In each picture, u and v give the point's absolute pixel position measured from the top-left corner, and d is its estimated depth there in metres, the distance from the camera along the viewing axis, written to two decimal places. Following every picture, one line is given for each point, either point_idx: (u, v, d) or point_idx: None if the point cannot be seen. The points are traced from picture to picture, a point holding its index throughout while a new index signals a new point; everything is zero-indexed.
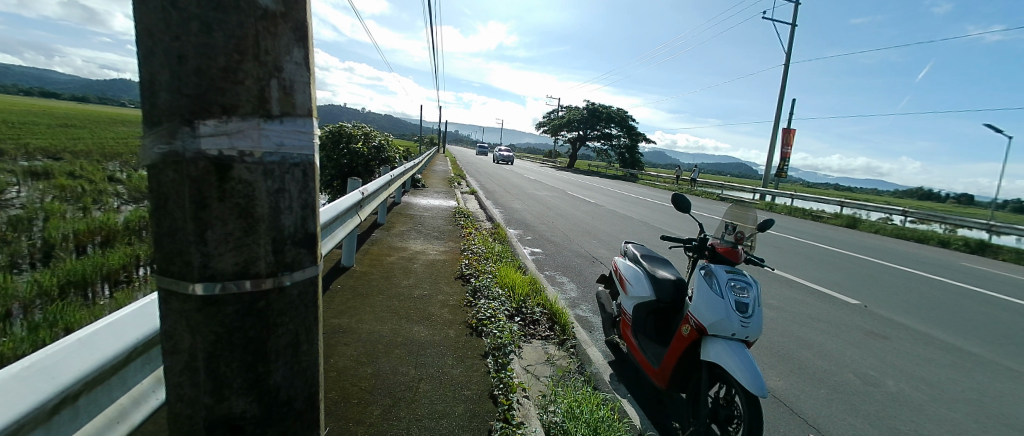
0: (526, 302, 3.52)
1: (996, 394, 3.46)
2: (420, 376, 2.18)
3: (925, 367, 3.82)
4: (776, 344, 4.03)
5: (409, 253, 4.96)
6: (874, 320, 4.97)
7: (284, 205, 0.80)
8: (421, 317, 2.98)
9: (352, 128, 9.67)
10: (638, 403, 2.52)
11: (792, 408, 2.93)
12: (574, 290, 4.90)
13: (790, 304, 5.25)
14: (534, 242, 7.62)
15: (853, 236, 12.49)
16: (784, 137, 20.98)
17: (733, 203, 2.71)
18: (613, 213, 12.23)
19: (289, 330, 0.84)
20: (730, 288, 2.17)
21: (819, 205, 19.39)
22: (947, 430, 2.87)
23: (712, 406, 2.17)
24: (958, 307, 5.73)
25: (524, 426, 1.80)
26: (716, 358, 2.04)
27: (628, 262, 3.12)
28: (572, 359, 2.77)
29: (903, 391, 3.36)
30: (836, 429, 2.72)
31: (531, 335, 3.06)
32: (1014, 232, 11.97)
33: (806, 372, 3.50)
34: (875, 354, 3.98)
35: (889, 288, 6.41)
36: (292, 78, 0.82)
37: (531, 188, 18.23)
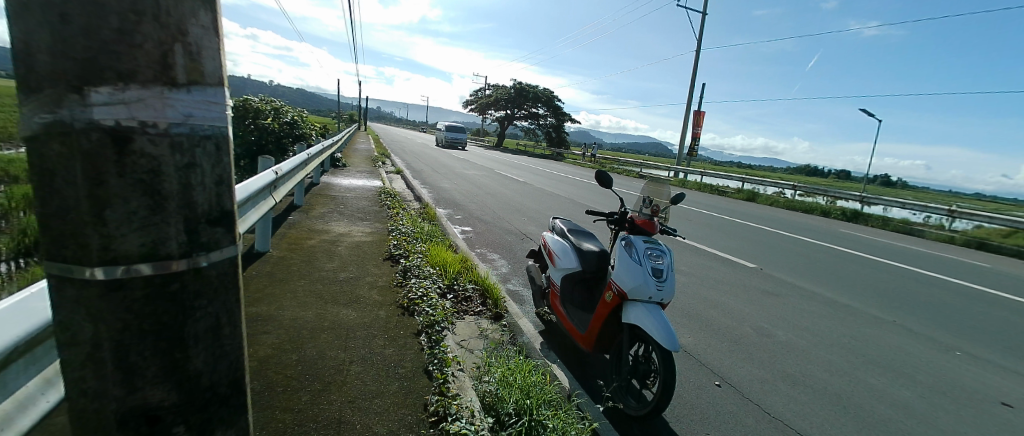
0: (458, 279, 3.55)
1: (860, 337, 4.21)
2: (351, 358, 2.13)
3: (806, 318, 4.51)
4: (689, 306, 4.49)
5: (331, 236, 4.71)
6: (767, 280, 5.73)
7: (196, 181, 0.75)
8: (348, 300, 2.89)
9: (259, 102, 8.77)
10: (567, 367, 2.68)
11: (700, 360, 3.32)
12: (505, 266, 5.03)
13: (698, 269, 5.87)
14: (464, 221, 7.65)
15: (752, 208, 14.16)
16: (695, 120, 22.83)
17: (650, 179, 2.91)
18: (542, 191, 12.60)
19: (209, 313, 0.80)
20: (647, 253, 2.37)
21: (725, 182, 21.59)
22: (825, 370, 3.43)
23: (632, 361, 2.37)
24: (832, 267, 6.79)
25: (459, 397, 1.85)
26: (636, 320, 2.23)
27: (556, 237, 3.26)
28: (505, 331, 2.87)
29: (790, 339, 3.95)
30: (736, 376, 3.14)
31: (463, 311, 3.09)
32: (879, 202, 14.25)
33: (714, 328, 3.96)
34: (768, 310, 4.61)
35: (781, 253, 7.37)
36: (200, 44, 0.76)
37: (460, 167, 18.13)
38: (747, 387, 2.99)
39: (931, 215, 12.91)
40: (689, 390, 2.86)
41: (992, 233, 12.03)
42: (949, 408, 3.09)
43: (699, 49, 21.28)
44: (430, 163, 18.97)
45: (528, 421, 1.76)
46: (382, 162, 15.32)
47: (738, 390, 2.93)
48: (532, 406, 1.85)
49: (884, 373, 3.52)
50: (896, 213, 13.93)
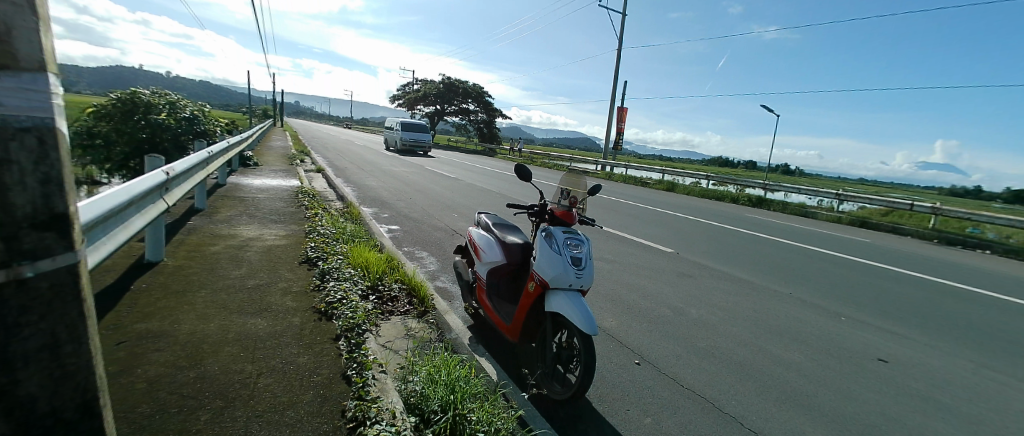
0: (382, 279, 3.47)
1: (760, 309, 4.72)
2: (260, 370, 2.00)
3: (715, 296, 4.96)
4: (612, 291, 4.74)
5: (238, 241, 4.35)
6: (682, 263, 6.21)
7: (12, 181, 0.72)
8: (256, 308, 2.69)
9: (150, 95, 7.72)
10: (495, 359, 2.72)
11: (623, 342, 3.52)
12: (434, 263, 4.98)
13: (621, 256, 6.22)
14: (390, 219, 7.45)
15: (672, 197, 15.27)
16: (620, 115, 24.21)
17: (568, 171, 3.02)
18: (473, 187, 12.64)
19: (41, 329, 0.80)
20: (566, 242, 2.46)
21: (649, 174, 23.10)
22: (732, 341, 3.80)
23: (556, 347, 2.46)
24: (739, 248, 7.52)
25: (380, 399, 1.80)
26: (558, 307, 2.32)
27: (482, 232, 3.28)
28: (432, 329, 2.85)
29: (701, 316, 4.32)
30: (655, 354, 3.36)
31: (389, 312, 3.02)
32: (781, 189, 16.01)
33: (635, 311, 4.22)
34: (683, 290, 5.00)
35: (696, 238, 8.01)
36: (10, 23, 0.71)
37: (387, 164, 17.60)
38: (663, 363, 3.23)
39: (821, 199, 14.78)
40: (612, 370, 3.02)
41: (866, 212, 14.08)
42: (832, 366, 3.58)
43: (619, 49, 22.55)
44: (356, 161, 18.07)
45: (453, 415, 1.77)
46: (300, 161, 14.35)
47: (656, 367, 3.15)
48: (456, 400, 1.85)
49: (780, 340, 3.97)
50: (794, 198, 15.74)
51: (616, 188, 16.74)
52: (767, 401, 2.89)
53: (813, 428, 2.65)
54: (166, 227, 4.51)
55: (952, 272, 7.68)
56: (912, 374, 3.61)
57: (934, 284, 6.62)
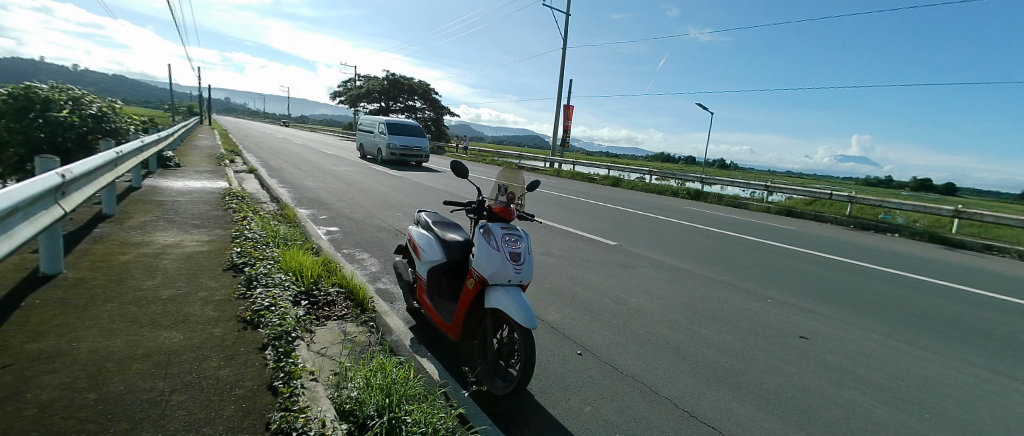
0: (318, 284, 3.55)
1: (694, 295, 5.04)
2: (174, 387, 1.88)
3: (652, 284, 5.25)
4: (556, 286, 4.87)
5: (153, 248, 4.07)
6: (622, 254, 6.51)
7: None
8: (171, 321, 2.56)
9: (48, 90, 7.11)
10: (436, 358, 2.74)
11: (568, 334, 3.62)
12: (375, 264, 4.94)
13: (562, 251, 6.43)
14: (329, 221, 7.26)
15: (617, 193, 15.94)
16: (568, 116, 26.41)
17: (505, 167, 3.06)
18: (419, 186, 12.56)
19: None
20: (505, 238, 2.48)
21: (596, 170, 23.98)
22: (670, 327, 4.02)
23: (497, 344, 2.49)
24: (677, 239, 7.97)
25: (309, 409, 1.72)
26: (498, 303, 2.33)
27: (422, 230, 3.26)
28: (372, 332, 2.94)
29: (640, 304, 4.55)
30: (597, 343, 3.49)
31: (326, 317, 3.08)
32: (717, 182, 17.13)
33: (578, 303, 4.37)
34: (622, 281, 5.25)
35: (637, 231, 8.40)
36: None
37: (328, 164, 17.04)
38: (604, 351, 3.35)
39: (754, 190, 15.98)
40: (556, 362, 3.11)
41: (792, 202, 15.41)
42: (758, 344, 3.89)
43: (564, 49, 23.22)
44: (296, 161, 17.22)
45: (388, 418, 1.74)
46: (229, 162, 13.45)
47: (597, 356, 3.27)
48: (392, 403, 1.83)
49: (713, 324, 4.24)
50: (729, 190, 16.90)
51: (565, 185, 17.23)
52: (699, 380, 3.09)
53: (739, 403, 2.87)
54: (66, 236, 4.09)
55: (860, 253, 8.58)
56: (826, 347, 4.00)
57: (845, 264, 7.37)
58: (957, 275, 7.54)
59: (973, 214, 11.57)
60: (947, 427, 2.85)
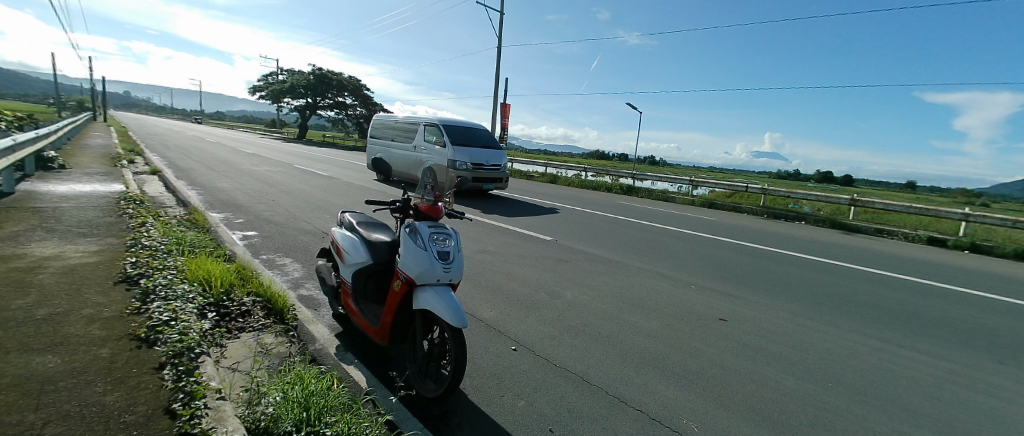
0: (230, 294, 3.46)
1: (622, 285, 5.39)
2: (48, 418, 1.71)
3: (583, 278, 5.55)
4: (492, 287, 4.97)
5: (26, 262, 3.61)
6: (555, 251, 6.79)
7: None
8: (46, 344, 2.34)
9: None
10: (364, 365, 2.80)
11: (502, 331, 3.75)
12: (298, 270, 4.85)
13: (494, 251, 6.62)
14: (247, 225, 6.86)
15: (554, 190, 16.53)
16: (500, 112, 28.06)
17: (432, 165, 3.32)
18: (349, 186, 12.25)
19: None
20: (431, 237, 2.50)
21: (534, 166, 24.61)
22: (601, 318, 4.26)
23: (427, 345, 2.56)
24: (608, 234, 8.45)
25: (215, 430, 1.64)
26: (425, 303, 2.35)
27: (347, 233, 3.35)
28: (293, 341, 2.98)
29: (573, 298, 4.79)
30: (531, 338, 3.64)
31: (241, 328, 3.03)
32: (647, 178, 18.29)
33: (513, 301, 4.53)
34: (553, 277, 5.50)
35: (571, 227, 8.80)
36: None
37: (247, 165, 15.96)
38: (538, 346, 3.49)
39: (681, 185, 17.24)
40: (490, 359, 3.20)
41: (714, 196, 16.75)
42: (681, 327, 4.21)
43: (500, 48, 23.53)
44: (210, 162, 15.81)
45: (306, 432, 1.70)
46: (126, 163, 12.04)
47: (531, 351, 3.41)
48: (311, 416, 1.79)
49: (641, 311, 4.55)
50: (659, 185, 18.10)
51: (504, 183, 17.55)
52: (627, 366, 3.30)
53: (664, 385, 3.09)
54: None
55: (768, 238, 9.62)
56: (739, 326, 4.43)
57: (756, 249, 8.21)
58: (846, 255, 8.65)
59: (865, 202, 13.25)
60: (838, 391, 3.26)
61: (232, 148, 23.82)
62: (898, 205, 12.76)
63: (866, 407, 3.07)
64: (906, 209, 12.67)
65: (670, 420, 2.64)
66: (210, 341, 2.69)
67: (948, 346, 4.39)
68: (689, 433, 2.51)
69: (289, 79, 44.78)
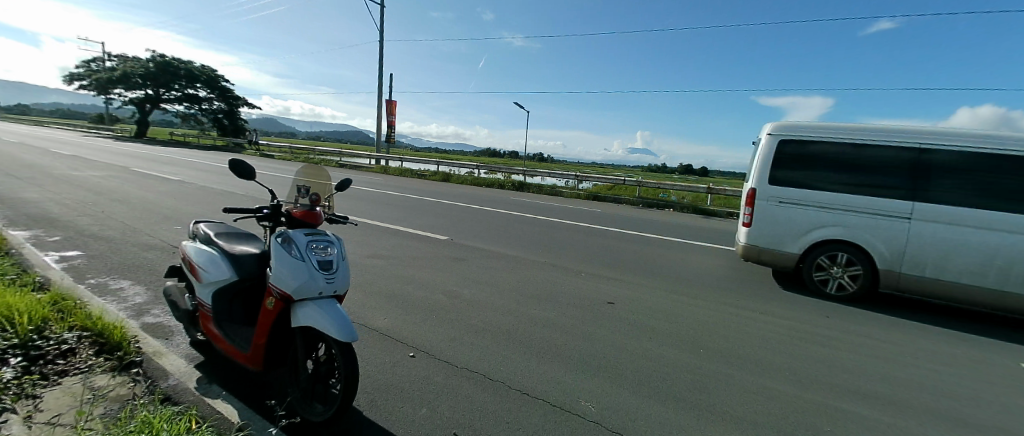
0: (44, 331, 2.79)
1: (518, 278, 5.68)
2: None
3: (481, 275, 5.72)
4: (389, 295, 4.79)
5: None
6: (451, 252, 6.85)
7: None
8: None
9: None
10: (235, 396, 2.52)
11: (398, 339, 3.68)
12: (144, 293, 4.09)
13: (389, 256, 6.44)
14: (65, 242, 5.55)
15: (449, 191, 16.63)
16: (387, 108, 27.47)
17: (305, 167, 3.17)
18: (213, 192, 10.70)
19: None
20: (311, 251, 2.42)
21: (427, 165, 24.31)
22: (500, 313, 4.44)
23: (313, 364, 2.39)
24: (504, 232, 8.82)
25: None
26: (307, 320, 2.25)
27: (204, 248, 2.95)
28: (138, 381, 2.53)
29: (471, 296, 4.90)
30: (428, 343, 3.64)
31: (62, 372, 2.47)
32: (538, 174, 19.45)
33: (409, 307, 4.47)
34: (450, 277, 5.56)
35: (468, 229, 8.99)
36: None
37: (62, 169, 12.85)
38: (436, 350, 3.51)
39: (568, 180, 18.82)
40: (386, 370, 3.12)
41: (597, 189, 18.41)
42: (576, 315, 4.54)
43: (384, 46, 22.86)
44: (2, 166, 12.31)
45: None
46: None
47: (429, 355, 3.41)
48: None
49: (537, 302, 4.84)
50: (548, 182, 19.37)
51: (396, 187, 17.10)
52: (530, 359, 3.45)
53: (562, 370, 3.32)
54: None
55: (641, 225, 11.03)
56: (624, 307, 4.94)
57: (632, 237, 9.30)
58: (701, 235, 10.31)
59: (716, 191, 15.83)
60: (701, 353, 3.88)
61: (38, 148, 18.84)
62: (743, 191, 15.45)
63: (722, 364, 3.70)
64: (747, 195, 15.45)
65: (570, 404, 2.83)
66: (15, 395, 2.14)
67: (772, 305, 5.51)
68: (588, 414, 2.73)
69: (124, 66, 37.29)
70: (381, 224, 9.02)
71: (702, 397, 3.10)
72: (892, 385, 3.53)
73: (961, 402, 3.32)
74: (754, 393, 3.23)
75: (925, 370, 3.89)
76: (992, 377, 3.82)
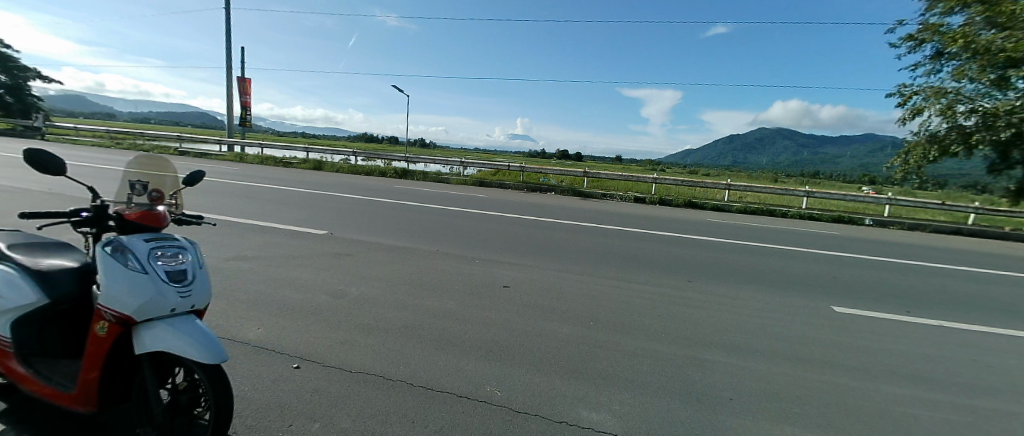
0: None
1: (411, 269, 5.59)
2: None
3: (371, 269, 5.48)
4: (264, 302, 4.25)
5: None
6: (335, 247, 6.42)
7: None
8: None
9: None
10: None
11: (277, 350, 3.32)
12: None
13: (259, 256, 5.73)
14: None
15: (325, 181, 15.33)
16: (241, 87, 23.79)
17: (140, 156, 2.62)
18: None
19: None
20: (155, 262, 2.02)
21: (295, 151, 21.93)
22: (396, 307, 4.33)
23: (169, 394, 2.06)
24: (391, 223, 8.54)
25: None
26: (156, 344, 1.91)
27: None
28: None
29: (362, 293, 4.67)
30: (315, 350, 3.36)
31: None
32: (421, 161, 19.16)
33: (290, 311, 4.07)
34: (336, 274, 5.20)
35: (352, 221, 8.47)
36: None
37: None
38: (326, 356, 3.26)
39: (452, 166, 18.97)
40: (265, 386, 2.81)
41: (482, 175, 18.85)
42: (473, 301, 4.65)
43: None
44: None
45: None
46: None
47: (317, 363, 3.16)
48: None
49: (433, 292, 4.84)
50: (432, 168, 19.25)
51: (259, 177, 15.07)
52: (432, 352, 3.44)
53: (464, 359, 3.39)
54: None
55: (526, 208, 11.74)
56: (517, 289, 5.23)
57: (520, 220, 9.84)
58: (578, 215, 11.42)
59: (589, 174, 17.59)
60: (587, 324, 4.35)
61: None
62: (611, 175, 17.44)
63: (604, 331, 4.21)
64: (616, 178, 17.41)
65: (475, 393, 2.92)
66: None
67: (636, 272, 6.45)
68: (494, 399, 2.86)
69: None
70: (244, 221, 7.86)
71: (590, 365, 3.49)
72: (724, 331, 4.48)
73: (770, 338, 4.36)
74: (630, 354, 3.77)
75: (744, 315, 5.01)
76: (787, 316, 5.11)
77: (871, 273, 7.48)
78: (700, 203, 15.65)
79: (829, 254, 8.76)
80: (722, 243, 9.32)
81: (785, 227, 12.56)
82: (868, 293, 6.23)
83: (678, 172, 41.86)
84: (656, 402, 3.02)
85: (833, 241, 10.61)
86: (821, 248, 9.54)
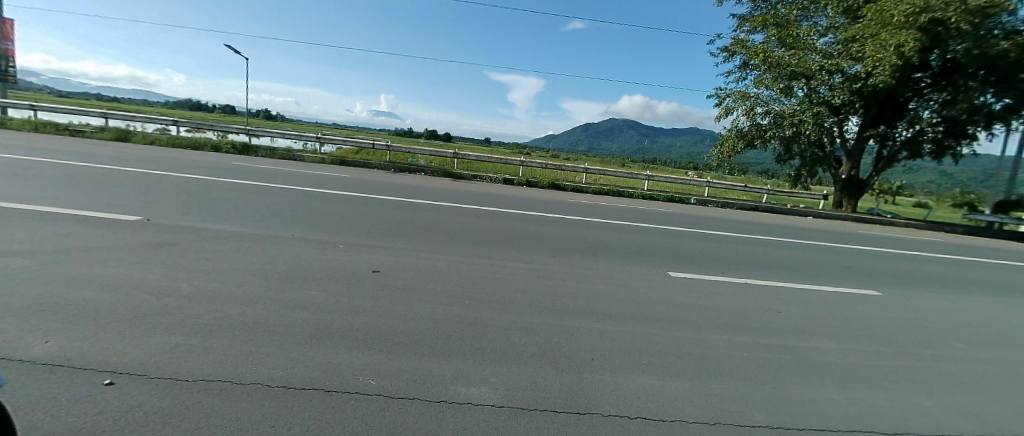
0: None
1: (263, 258, 4.96)
2: None
3: (209, 260, 4.68)
4: (49, 308, 3.31)
5: None
6: (155, 236, 5.28)
7: None
8: None
9: None
10: None
11: (73, 365, 2.65)
12: None
13: (31, 251, 4.37)
14: None
15: (134, 156, 12.31)
16: None
17: None
18: None
19: None
20: None
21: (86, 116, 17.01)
22: (245, 302, 3.82)
23: None
24: (231, 205, 7.42)
25: None
26: None
27: None
28: None
29: (199, 288, 4.00)
30: (132, 360, 2.78)
31: None
32: (266, 134, 16.90)
33: (90, 317, 3.26)
34: (159, 269, 4.31)
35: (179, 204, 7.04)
36: None
37: None
38: (151, 366, 2.74)
39: (306, 142, 17.17)
40: (57, 412, 2.24)
41: (343, 153, 17.45)
42: (342, 290, 4.36)
43: None
44: None
45: None
46: None
47: (138, 375, 2.63)
48: None
49: (292, 282, 4.40)
50: (280, 143, 17.11)
51: (25, 148, 11.34)
52: (295, 349, 3.16)
53: (333, 351, 3.21)
54: None
55: (396, 190, 11.32)
56: (390, 273, 5.08)
57: (391, 202, 9.45)
58: (451, 197, 11.48)
59: (462, 156, 17.70)
60: (461, 303, 4.49)
61: None
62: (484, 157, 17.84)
63: (477, 308, 4.41)
64: (489, 161, 17.91)
65: (347, 385, 2.81)
66: None
67: (506, 251, 6.84)
68: (369, 388, 2.80)
69: None
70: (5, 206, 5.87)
71: (465, 343, 3.64)
72: (580, 299, 5.10)
73: (615, 302, 5.14)
74: (502, 327, 4.04)
75: (597, 284, 5.78)
76: (630, 281, 6.06)
77: (691, 242, 9.30)
78: (565, 185, 17.19)
79: (663, 228, 10.56)
80: (582, 220, 10.47)
81: (632, 206, 14.68)
82: (688, 260, 7.76)
83: (546, 157, 45.03)
84: (526, 369, 3.33)
85: (666, 218, 12.81)
86: (657, 223, 11.45)
